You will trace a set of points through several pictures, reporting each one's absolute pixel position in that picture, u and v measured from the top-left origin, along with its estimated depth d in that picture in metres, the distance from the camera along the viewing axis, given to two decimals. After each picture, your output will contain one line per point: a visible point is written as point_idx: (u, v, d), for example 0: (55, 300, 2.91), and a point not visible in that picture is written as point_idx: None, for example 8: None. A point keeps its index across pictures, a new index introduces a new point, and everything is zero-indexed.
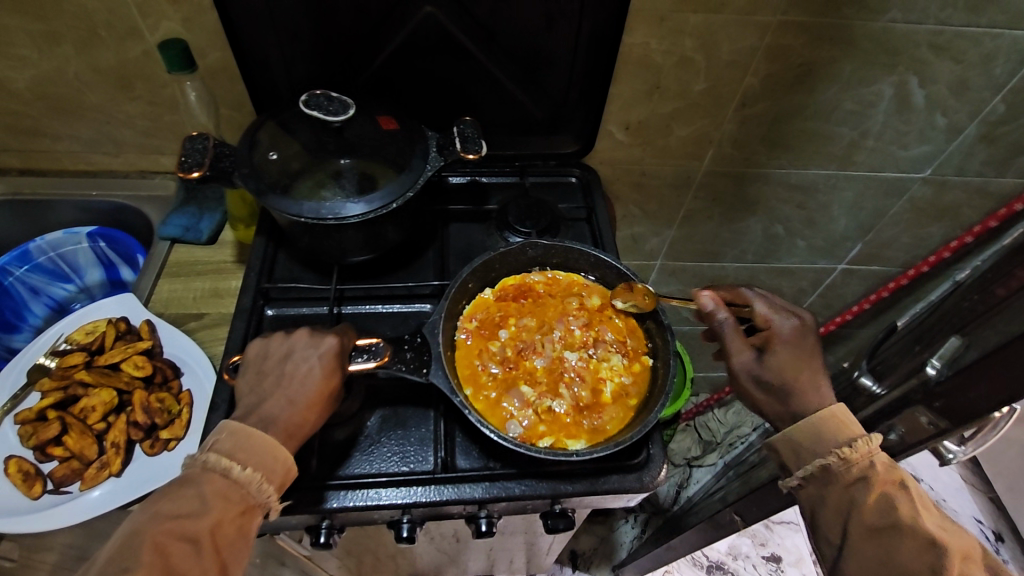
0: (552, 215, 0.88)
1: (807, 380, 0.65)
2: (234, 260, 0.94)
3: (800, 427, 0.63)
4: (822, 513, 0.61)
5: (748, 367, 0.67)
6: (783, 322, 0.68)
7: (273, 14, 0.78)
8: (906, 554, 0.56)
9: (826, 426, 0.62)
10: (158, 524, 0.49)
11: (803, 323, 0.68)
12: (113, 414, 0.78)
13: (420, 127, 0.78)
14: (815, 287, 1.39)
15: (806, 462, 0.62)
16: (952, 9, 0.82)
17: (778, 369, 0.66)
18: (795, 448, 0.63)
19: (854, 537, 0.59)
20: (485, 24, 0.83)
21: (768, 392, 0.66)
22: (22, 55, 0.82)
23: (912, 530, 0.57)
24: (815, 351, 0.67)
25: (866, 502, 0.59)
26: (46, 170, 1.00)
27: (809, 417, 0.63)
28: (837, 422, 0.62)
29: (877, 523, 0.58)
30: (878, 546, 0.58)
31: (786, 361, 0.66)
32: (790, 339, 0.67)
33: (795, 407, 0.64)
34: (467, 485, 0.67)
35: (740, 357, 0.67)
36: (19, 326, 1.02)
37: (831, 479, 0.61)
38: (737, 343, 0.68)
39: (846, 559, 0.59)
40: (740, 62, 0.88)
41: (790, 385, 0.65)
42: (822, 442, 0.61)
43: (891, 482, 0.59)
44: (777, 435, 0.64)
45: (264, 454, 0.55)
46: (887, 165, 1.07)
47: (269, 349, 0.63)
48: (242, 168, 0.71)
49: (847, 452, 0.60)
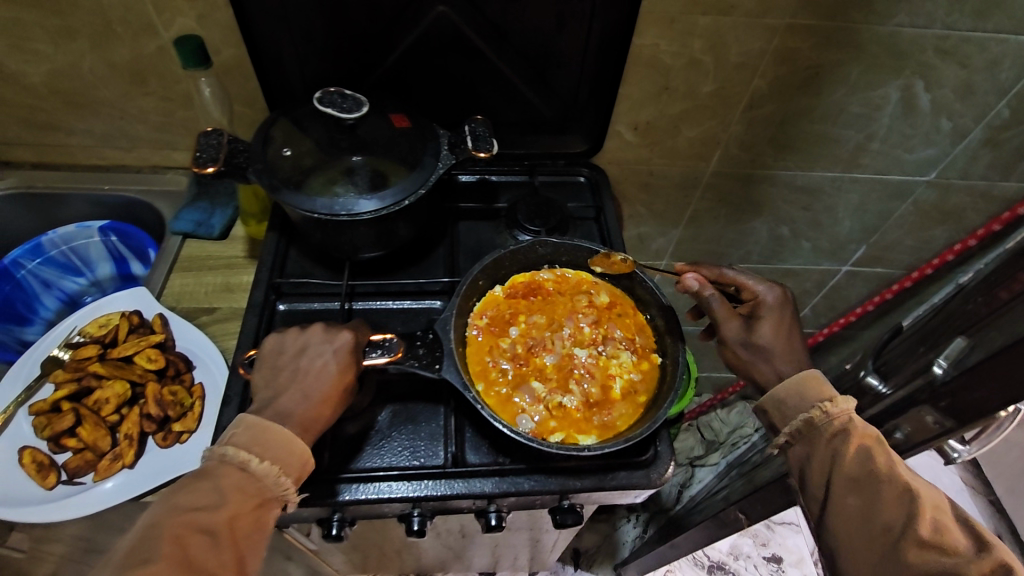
0: (561, 214, 0.89)
1: (791, 346, 0.69)
2: (246, 255, 0.95)
3: (784, 385, 0.65)
4: (809, 470, 0.62)
5: (738, 336, 0.70)
6: (767, 292, 0.71)
7: (287, 12, 0.79)
8: (884, 501, 0.58)
9: (807, 383, 0.65)
10: (176, 516, 0.50)
11: (785, 293, 0.71)
12: (126, 406, 0.80)
13: (431, 126, 0.79)
14: (819, 289, 1.40)
15: (792, 417, 0.64)
16: (958, 15, 0.83)
17: (766, 337, 0.69)
18: (779, 406, 0.65)
19: (837, 488, 0.60)
20: (497, 24, 0.83)
21: (758, 358, 0.69)
22: (38, 49, 0.82)
23: (890, 478, 0.58)
24: (795, 319, 0.71)
25: (846, 451, 0.60)
26: (58, 164, 1.00)
27: (789, 377, 0.66)
28: (818, 381, 0.65)
29: (857, 473, 0.59)
30: (858, 496, 0.59)
31: (773, 329, 0.69)
32: (773, 307, 0.70)
33: (780, 366, 0.68)
34: (477, 479, 0.68)
35: (730, 328, 0.70)
36: (31, 319, 1.04)
37: (815, 434, 0.63)
38: (725, 315, 0.70)
39: (830, 512, 0.60)
40: (748, 64, 0.89)
41: (776, 350, 0.68)
42: (804, 399, 0.64)
43: (870, 436, 0.61)
44: (765, 395, 0.67)
45: (280, 447, 0.56)
46: (893, 168, 1.07)
47: (285, 344, 0.64)
48: (255, 164, 0.72)
49: (827, 406, 0.63)
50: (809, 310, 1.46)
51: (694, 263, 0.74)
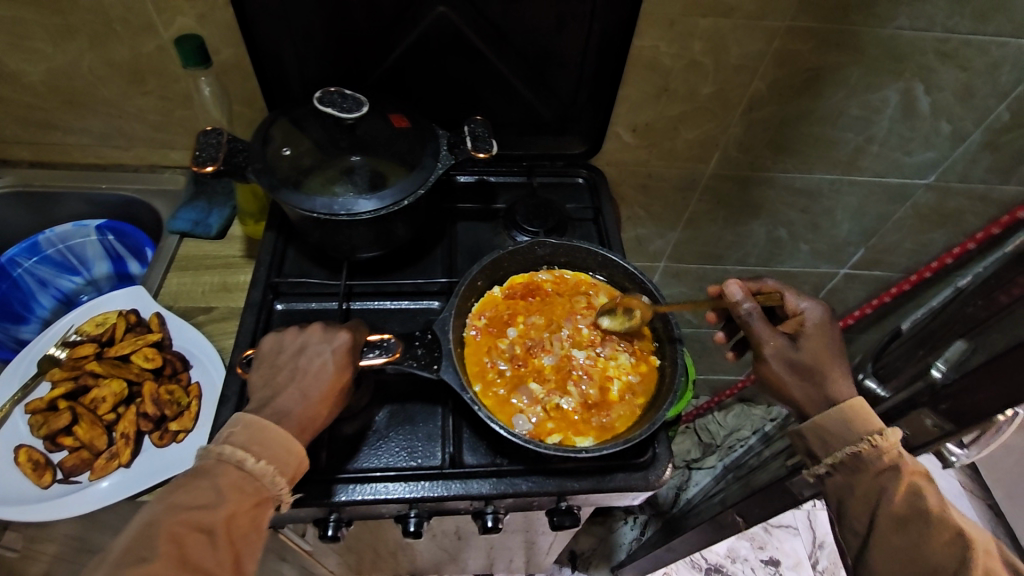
0: (559, 215, 0.89)
1: (838, 367, 0.66)
2: (244, 255, 0.94)
3: (835, 414, 0.63)
4: (850, 502, 0.62)
5: (784, 354, 0.66)
6: (812, 309, 0.69)
7: (287, 12, 0.79)
8: (933, 546, 0.58)
9: (859, 414, 0.62)
10: (174, 514, 0.49)
11: (828, 311, 0.70)
12: (123, 405, 0.79)
13: (431, 126, 0.79)
14: (817, 291, 1.40)
15: (836, 449, 0.63)
16: (959, 18, 0.83)
17: (813, 356, 0.66)
18: (823, 435, 0.63)
19: (882, 527, 0.60)
20: (497, 25, 0.83)
21: (804, 379, 0.66)
22: (37, 48, 0.82)
23: (939, 522, 0.59)
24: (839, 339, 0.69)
25: (896, 490, 0.60)
26: (56, 163, 1.00)
27: (836, 405, 0.64)
28: (868, 412, 0.63)
29: (905, 514, 0.59)
30: (905, 536, 0.59)
31: (817, 348, 0.67)
32: (817, 327, 0.68)
33: (830, 391, 0.65)
34: (475, 480, 0.67)
35: (774, 345, 0.66)
36: (27, 318, 1.03)
37: (861, 467, 0.62)
38: (773, 330, 0.67)
39: (873, 549, 0.61)
40: (748, 67, 0.89)
41: (821, 372, 0.65)
42: (852, 430, 0.62)
43: (916, 472, 0.61)
44: (809, 421, 0.64)
45: (278, 447, 0.55)
46: (892, 171, 1.08)
47: (283, 343, 0.63)
48: (254, 163, 0.71)
49: (878, 440, 0.61)
50: None
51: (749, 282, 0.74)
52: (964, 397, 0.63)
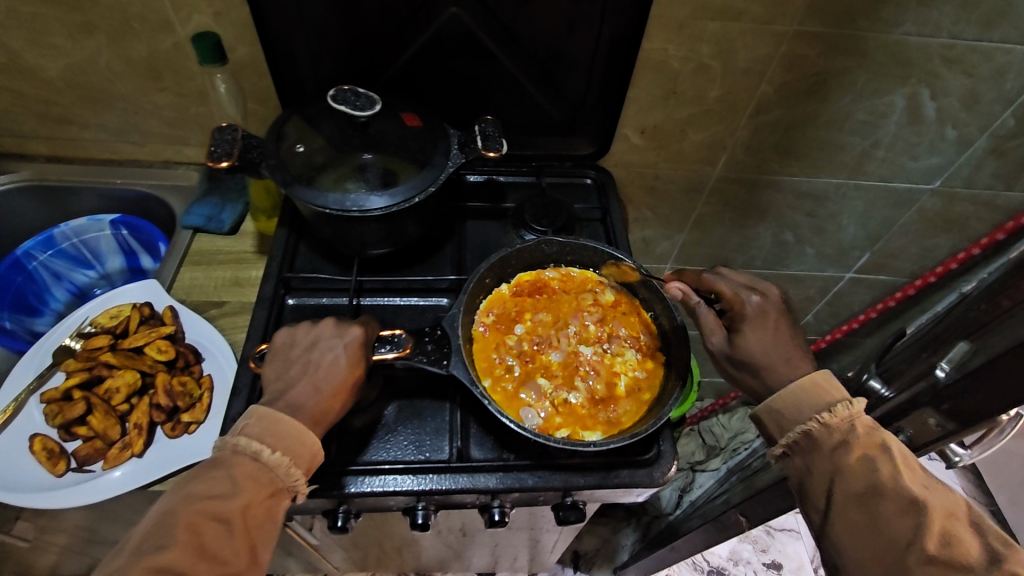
0: (568, 214, 0.90)
1: (781, 354, 0.66)
2: (255, 250, 0.96)
3: (777, 395, 0.64)
4: (809, 481, 0.61)
5: (722, 349, 0.69)
6: (746, 300, 0.69)
7: (303, 11, 0.81)
8: (887, 518, 0.56)
9: (804, 394, 0.63)
10: (191, 504, 0.50)
11: (765, 299, 0.69)
12: (136, 396, 0.81)
13: (442, 125, 0.80)
14: (822, 295, 1.41)
15: (788, 429, 0.62)
16: (965, 24, 0.84)
17: (749, 346, 0.67)
18: (777, 419, 0.64)
19: (838, 504, 0.58)
20: (508, 26, 0.84)
21: (744, 370, 0.67)
22: (57, 44, 0.84)
23: (894, 492, 0.56)
24: (782, 325, 0.68)
25: (848, 464, 0.58)
26: (73, 158, 1.02)
27: (790, 384, 0.64)
28: (817, 389, 0.63)
29: (860, 487, 0.57)
30: (863, 512, 0.57)
31: (757, 339, 0.67)
32: (754, 317, 0.68)
33: (768, 378, 0.66)
34: (482, 474, 0.68)
35: (714, 340, 0.69)
36: (41, 310, 1.04)
37: (813, 446, 0.61)
38: (708, 326, 0.70)
39: (833, 528, 0.59)
40: (756, 70, 0.90)
41: (763, 364, 0.66)
42: (801, 411, 0.62)
43: (872, 443, 0.59)
44: (760, 406, 0.65)
45: (292, 439, 0.56)
46: (897, 176, 1.08)
47: (295, 338, 0.65)
48: (269, 159, 0.73)
49: (825, 417, 0.60)
50: (812, 317, 1.46)
51: (679, 272, 0.75)
52: (965, 397, 0.64)
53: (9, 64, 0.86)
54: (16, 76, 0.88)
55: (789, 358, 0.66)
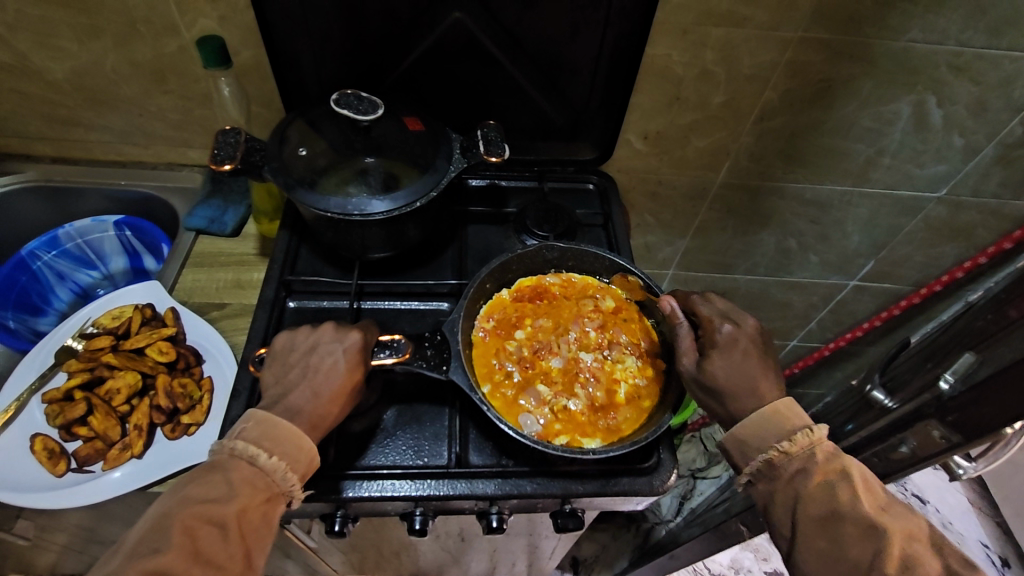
0: (569, 220, 0.90)
1: (747, 382, 0.64)
2: (257, 253, 0.96)
3: (741, 423, 0.62)
4: (773, 509, 0.59)
5: (692, 374, 0.67)
6: (718, 328, 0.67)
7: (307, 16, 0.81)
8: (849, 542, 0.55)
9: (764, 422, 0.62)
10: (187, 507, 0.50)
11: (738, 328, 0.67)
12: (137, 397, 0.81)
13: (444, 129, 0.80)
14: (825, 303, 1.39)
15: (752, 457, 0.61)
16: (972, 32, 0.83)
17: (716, 373, 0.65)
18: (740, 448, 0.62)
19: (802, 531, 0.57)
20: (512, 32, 0.85)
21: (711, 397, 0.66)
22: (63, 46, 0.85)
23: (853, 516, 0.56)
24: (752, 355, 0.66)
25: (809, 491, 0.57)
26: (78, 159, 1.03)
27: (754, 412, 0.63)
28: (778, 416, 0.62)
29: (821, 514, 0.56)
30: (826, 539, 0.56)
31: (723, 366, 0.65)
32: (724, 345, 0.66)
33: (733, 407, 0.64)
34: (480, 481, 0.68)
35: (686, 361, 0.67)
36: (44, 310, 1.05)
37: (775, 473, 0.60)
38: (683, 348, 0.68)
39: (799, 555, 0.57)
40: (760, 76, 0.89)
41: (727, 391, 0.64)
42: (763, 438, 0.61)
43: (832, 470, 0.58)
44: (725, 435, 0.64)
45: (289, 443, 0.56)
46: (903, 184, 1.08)
47: (295, 342, 0.65)
48: (271, 162, 0.73)
49: (785, 445, 0.60)
50: (815, 324, 1.46)
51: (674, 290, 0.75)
52: (970, 408, 0.63)
53: (15, 66, 0.87)
54: (23, 78, 0.89)
55: (756, 387, 0.64)
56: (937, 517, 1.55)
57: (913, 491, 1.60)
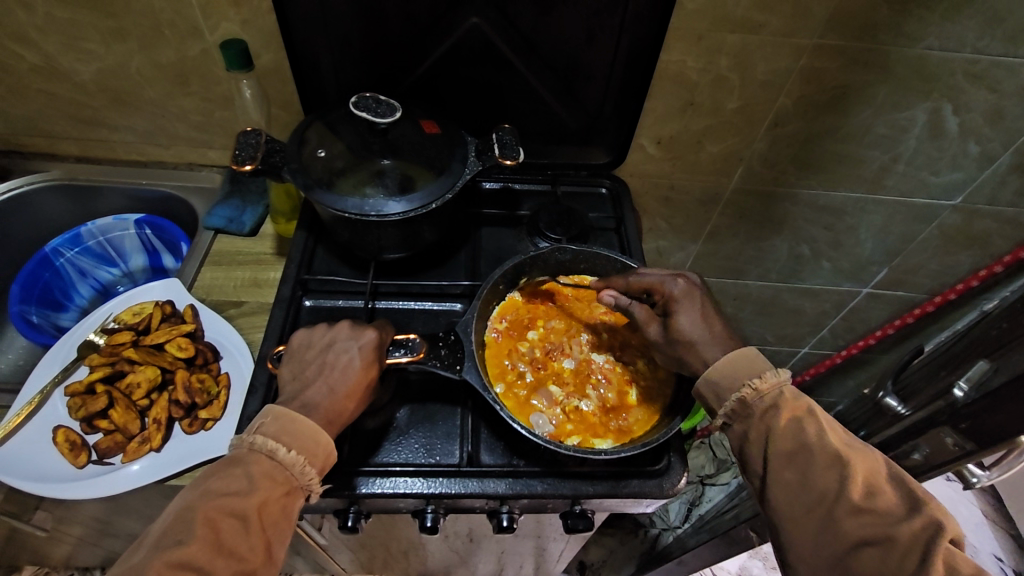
0: (582, 223, 0.91)
1: (709, 330, 0.66)
2: (274, 252, 0.98)
3: (715, 366, 0.62)
4: (747, 447, 0.59)
5: (661, 337, 0.68)
6: (671, 285, 0.68)
7: (327, 19, 0.83)
8: (817, 473, 0.55)
9: (735, 363, 0.62)
10: (210, 500, 0.51)
11: (691, 282, 0.69)
12: (156, 392, 0.82)
13: (460, 132, 0.81)
14: (837, 310, 1.38)
15: (725, 398, 0.61)
16: (989, 39, 0.83)
17: (684, 329, 0.66)
18: (715, 389, 0.62)
19: (773, 465, 0.57)
20: (527, 36, 0.86)
21: (684, 354, 0.66)
22: (90, 48, 0.87)
23: (821, 448, 0.56)
24: (709, 305, 0.67)
25: (780, 426, 0.58)
26: (101, 158, 1.05)
27: (721, 357, 0.63)
28: (745, 359, 0.62)
29: (790, 448, 0.57)
30: (795, 471, 0.56)
31: (687, 318, 0.66)
32: (684, 297, 0.68)
33: (704, 355, 0.64)
34: (491, 480, 0.69)
35: (650, 328, 0.69)
36: (66, 306, 1.08)
37: (749, 412, 0.60)
38: (643, 320, 0.70)
39: (769, 490, 0.57)
40: (775, 82, 0.90)
41: (696, 341, 0.65)
42: (735, 377, 0.61)
43: (800, 407, 0.59)
44: (699, 380, 0.63)
45: (307, 438, 0.57)
46: (917, 191, 1.07)
47: (312, 339, 0.66)
48: (291, 163, 0.74)
49: (756, 383, 0.60)
50: (827, 332, 1.45)
51: (605, 281, 0.74)
52: (984, 417, 0.62)
53: (45, 68, 0.90)
54: (51, 79, 0.91)
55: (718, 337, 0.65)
56: None
57: None
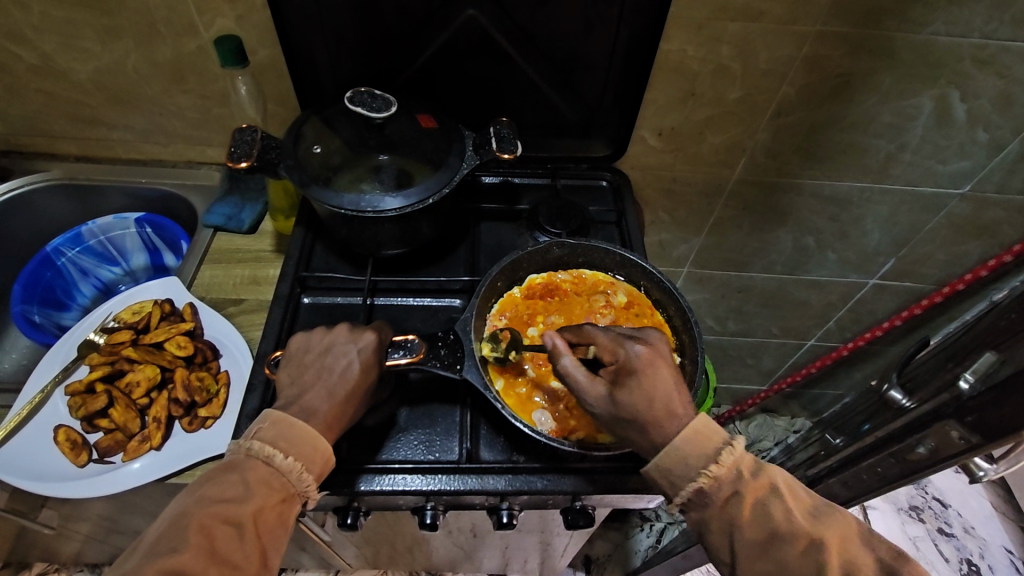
0: (582, 216, 0.90)
1: (663, 407, 0.58)
2: (273, 250, 0.97)
3: (664, 451, 0.57)
4: (709, 534, 0.57)
5: (606, 410, 0.60)
6: (629, 349, 0.62)
7: (322, 14, 0.82)
8: (789, 562, 0.54)
9: (689, 445, 0.57)
10: (204, 507, 0.51)
11: (649, 349, 0.62)
12: (156, 390, 0.83)
13: (457, 127, 0.80)
14: (844, 302, 1.36)
15: (681, 488, 0.57)
16: (997, 24, 0.81)
17: (635, 405, 0.58)
18: (667, 476, 0.58)
19: (742, 555, 0.56)
20: (525, 28, 0.84)
21: (628, 428, 0.60)
22: (86, 46, 0.86)
23: (789, 531, 0.55)
24: (667, 374, 0.60)
25: (743, 514, 0.56)
26: (100, 157, 1.05)
27: (675, 441, 0.57)
28: (701, 437, 0.57)
29: (758, 537, 0.55)
30: (766, 561, 0.55)
31: (639, 392, 0.59)
32: (639, 369, 0.60)
33: (655, 435, 0.58)
34: (491, 477, 0.68)
35: (594, 399, 0.61)
36: (68, 305, 1.08)
37: (707, 501, 0.57)
38: (585, 384, 0.61)
39: None
40: (778, 71, 0.88)
41: (647, 418, 0.58)
42: (689, 466, 0.57)
43: (761, 486, 0.57)
44: (650, 464, 0.59)
45: (304, 444, 0.57)
46: (924, 180, 1.05)
47: (310, 343, 0.65)
48: (286, 160, 0.73)
49: (713, 471, 0.56)
50: (833, 324, 1.42)
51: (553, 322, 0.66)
52: (990, 409, 0.61)
53: (42, 67, 0.89)
54: (48, 78, 0.91)
55: (671, 409, 0.59)
56: (959, 522, 1.52)
57: (933, 495, 1.56)
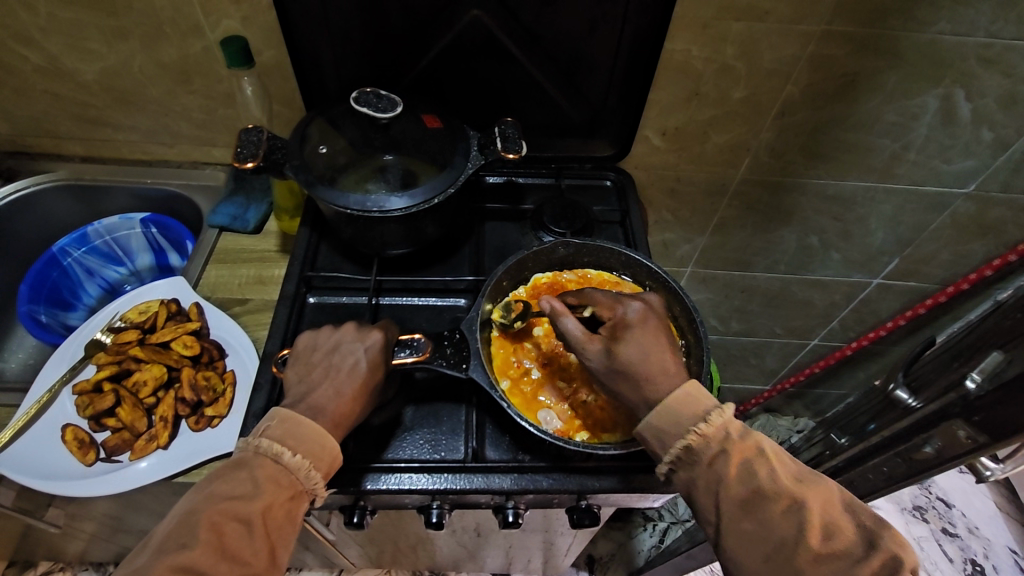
0: (586, 216, 0.90)
1: (659, 363, 0.61)
2: (278, 250, 0.98)
3: (656, 410, 0.58)
4: (696, 495, 0.57)
5: (603, 365, 0.62)
6: (626, 307, 0.65)
7: (328, 15, 0.82)
8: (772, 520, 0.53)
9: (678, 403, 0.58)
10: (214, 504, 0.52)
11: (645, 308, 0.65)
12: (162, 389, 0.83)
13: (462, 126, 0.80)
14: (848, 301, 1.36)
15: (670, 445, 0.57)
16: (1003, 23, 0.81)
17: (630, 359, 0.61)
18: (659, 435, 0.58)
19: (727, 515, 0.55)
20: (530, 29, 0.85)
21: (623, 383, 0.61)
22: (93, 48, 0.87)
23: (773, 491, 0.54)
24: (661, 333, 0.63)
25: (729, 473, 0.55)
26: (106, 158, 1.05)
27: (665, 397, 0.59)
28: (690, 398, 0.58)
29: (743, 496, 0.54)
30: (750, 519, 0.54)
31: (635, 346, 0.61)
32: (635, 325, 0.63)
33: (648, 390, 0.60)
34: (496, 475, 0.68)
35: (591, 353, 0.63)
36: (75, 305, 1.09)
37: (695, 459, 0.57)
38: (582, 339, 0.64)
39: (725, 540, 0.55)
40: (782, 71, 0.88)
41: (642, 372, 0.60)
42: (679, 421, 0.57)
43: (747, 447, 0.56)
44: (641, 423, 0.59)
45: (312, 442, 0.57)
46: (929, 180, 1.05)
47: (318, 341, 0.66)
48: (292, 160, 0.74)
49: (701, 427, 0.56)
50: (837, 323, 1.42)
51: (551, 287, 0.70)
52: (997, 408, 0.61)
53: (49, 69, 0.90)
54: (55, 80, 0.92)
55: (665, 365, 0.61)
56: (963, 522, 1.51)
57: (937, 496, 1.56)
